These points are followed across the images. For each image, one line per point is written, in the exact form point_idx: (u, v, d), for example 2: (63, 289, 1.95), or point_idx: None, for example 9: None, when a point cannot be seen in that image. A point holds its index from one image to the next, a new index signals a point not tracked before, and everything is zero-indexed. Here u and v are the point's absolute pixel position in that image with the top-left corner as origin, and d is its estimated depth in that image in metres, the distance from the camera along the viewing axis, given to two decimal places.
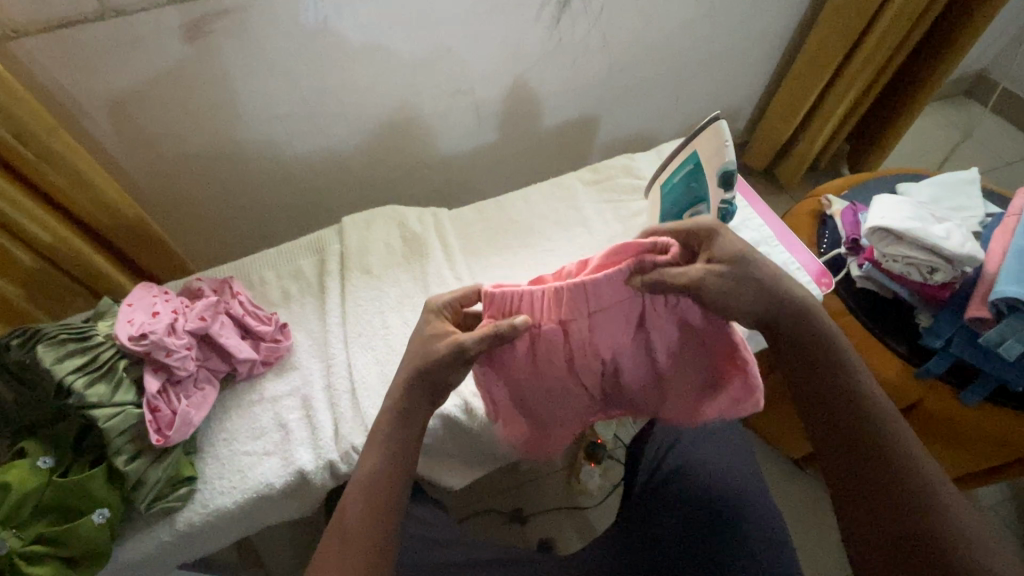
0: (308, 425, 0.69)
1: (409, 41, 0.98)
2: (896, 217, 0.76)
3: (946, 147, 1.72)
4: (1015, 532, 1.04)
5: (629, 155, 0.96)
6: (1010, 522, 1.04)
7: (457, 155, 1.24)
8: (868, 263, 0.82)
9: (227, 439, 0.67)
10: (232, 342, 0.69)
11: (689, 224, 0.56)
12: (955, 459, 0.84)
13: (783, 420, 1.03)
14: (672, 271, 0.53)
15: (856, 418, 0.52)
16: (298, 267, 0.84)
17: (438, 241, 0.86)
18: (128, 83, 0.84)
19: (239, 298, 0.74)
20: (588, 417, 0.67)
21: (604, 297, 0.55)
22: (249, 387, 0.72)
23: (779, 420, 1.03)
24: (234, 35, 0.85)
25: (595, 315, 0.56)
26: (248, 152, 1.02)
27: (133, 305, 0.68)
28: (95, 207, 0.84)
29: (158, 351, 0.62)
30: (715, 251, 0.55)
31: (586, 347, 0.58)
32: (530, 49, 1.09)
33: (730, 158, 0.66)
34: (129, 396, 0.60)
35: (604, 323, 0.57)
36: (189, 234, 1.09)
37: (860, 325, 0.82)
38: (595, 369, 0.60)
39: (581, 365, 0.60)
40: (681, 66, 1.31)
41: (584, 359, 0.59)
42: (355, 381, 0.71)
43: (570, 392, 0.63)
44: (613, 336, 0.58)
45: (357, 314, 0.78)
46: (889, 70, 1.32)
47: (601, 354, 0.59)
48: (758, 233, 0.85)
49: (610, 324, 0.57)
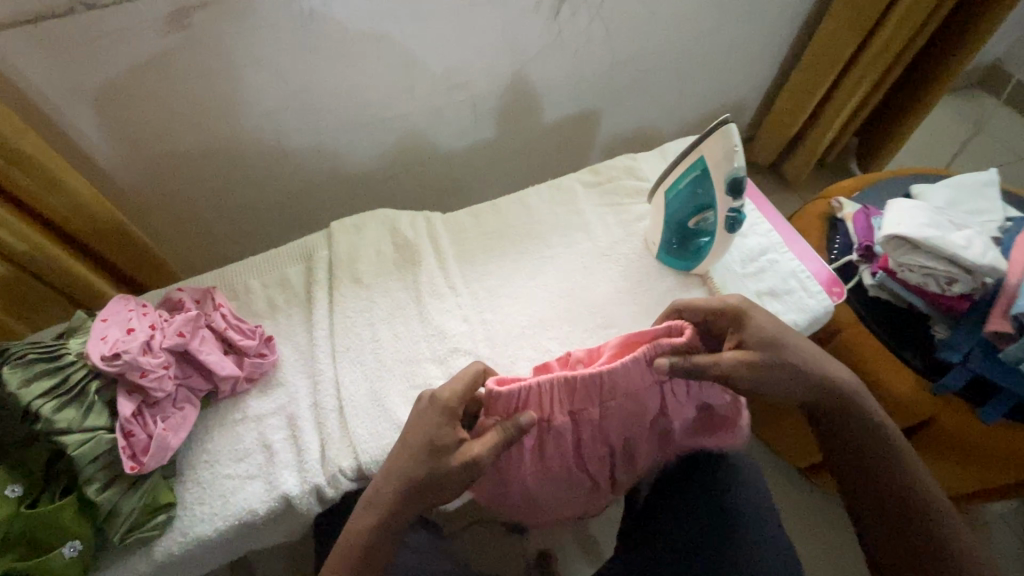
0: (293, 446, 0.66)
1: (403, 35, 0.93)
2: (913, 223, 0.72)
3: (957, 141, 1.67)
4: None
5: (632, 156, 0.92)
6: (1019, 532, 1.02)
7: (453, 152, 1.19)
8: (882, 271, 0.78)
9: (209, 462, 0.64)
10: (214, 359, 0.66)
11: (717, 305, 0.64)
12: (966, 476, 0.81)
13: (792, 431, 0.99)
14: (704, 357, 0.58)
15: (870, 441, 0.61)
16: (284, 276, 0.80)
17: (431, 248, 0.82)
18: (105, 81, 0.80)
19: (221, 310, 0.70)
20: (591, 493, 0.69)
21: (620, 384, 0.60)
22: (232, 405, 0.68)
23: (787, 429, 1.00)
24: (215, 29, 0.81)
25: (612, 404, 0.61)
26: (233, 152, 0.98)
27: (107, 320, 0.64)
28: (72, 213, 0.81)
29: (133, 371, 0.59)
30: (743, 336, 0.62)
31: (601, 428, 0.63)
32: (529, 41, 1.04)
33: (739, 164, 0.63)
34: (101, 420, 0.57)
35: (624, 404, 0.62)
36: (175, 235, 1.05)
37: (872, 336, 0.79)
38: (604, 452, 0.65)
39: (592, 444, 0.64)
40: (686, 59, 1.26)
41: (597, 441, 0.64)
42: (343, 399, 0.68)
43: (579, 473, 0.67)
44: (626, 417, 0.63)
45: (345, 326, 0.74)
46: (902, 63, 1.27)
47: (612, 437, 0.64)
48: (767, 240, 0.81)
49: (631, 406, 0.62)
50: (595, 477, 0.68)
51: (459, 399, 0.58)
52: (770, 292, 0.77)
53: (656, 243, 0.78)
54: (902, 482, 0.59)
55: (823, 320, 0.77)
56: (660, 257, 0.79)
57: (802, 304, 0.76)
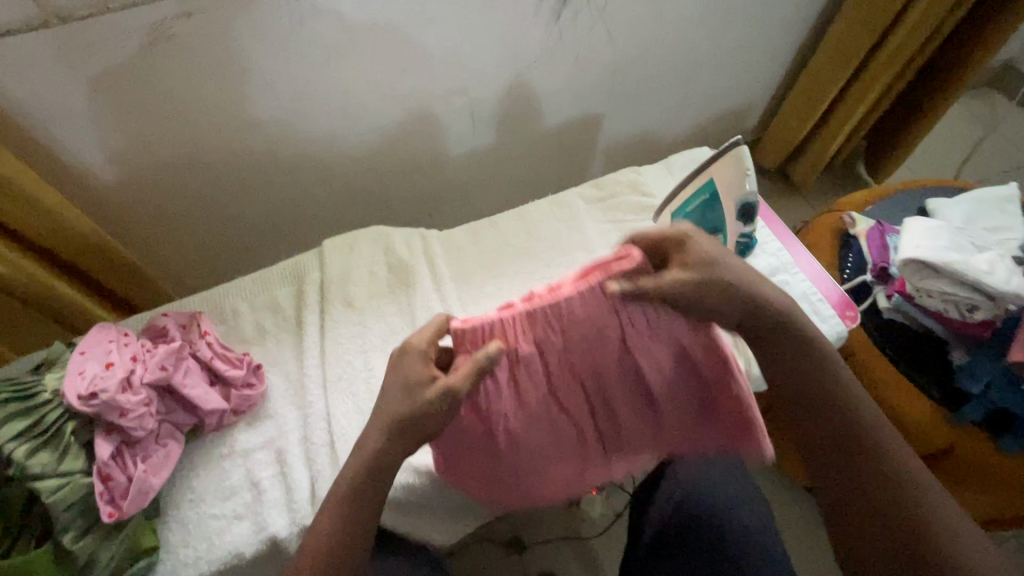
0: (282, 483, 0.63)
1: (398, 43, 0.89)
2: (933, 245, 0.69)
3: (969, 143, 1.63)
4: None
5: (636, 169, 0.88)
6: None
7: (452, 160, 1.16)
8: (898, 295, 0.75)
9: (193, 501, 0.62)
10: (198, 393, 0.62)
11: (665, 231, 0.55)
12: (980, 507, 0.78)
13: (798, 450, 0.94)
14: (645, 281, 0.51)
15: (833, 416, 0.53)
16: (274, 298, 0.77)
17: (427, 268, 0.79)
18: (84, 96, 0.76)
19: (207, 338, 0.67)
20: (580, 457, 0.60)
21: (580, 315, 0.52)
22: (219, 439, 0.65)
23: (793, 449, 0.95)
24: (199, 39, 0.76)
25: (569, 338, 0.52)
26: (223, 164, 0.94)
27: (85, 353, 0.61)
28: (53, 233, 0.78)
29: (111, 412, 0.56)
30: (684, 257, 0.53)
31: (568, 370, 0.54)
32: (529, 46, 1.00)
33: (751, 188, 0.61)
34: (78, 463, 0.54)
35: (582, 342, 0.52)
36: (163, 250, 1.02)
37: (885, 362, 0.76)
38: (580, 399, 0.56)
39: (567, 389, 0.55)
40: (692, 63, 1.21)
41: (565, 387, 0.55)
42: (334, 433, 0.65)
43: (562, 428, 0.57)
44: (595, 356, 0.53)
45: (337, 354, 0.71)
46: (916, 65, 1.23)
47: (585, 378, 0.55)
48: (777, 260, 0.77)
49: (592, 342, 0.52)
50: (584, 431, 0.58)
51: (434, 344, 0.53)
52: None
53: None
54: (868, 460, 0.51)
55: (835, 346, 0.74)
56: None
57: None
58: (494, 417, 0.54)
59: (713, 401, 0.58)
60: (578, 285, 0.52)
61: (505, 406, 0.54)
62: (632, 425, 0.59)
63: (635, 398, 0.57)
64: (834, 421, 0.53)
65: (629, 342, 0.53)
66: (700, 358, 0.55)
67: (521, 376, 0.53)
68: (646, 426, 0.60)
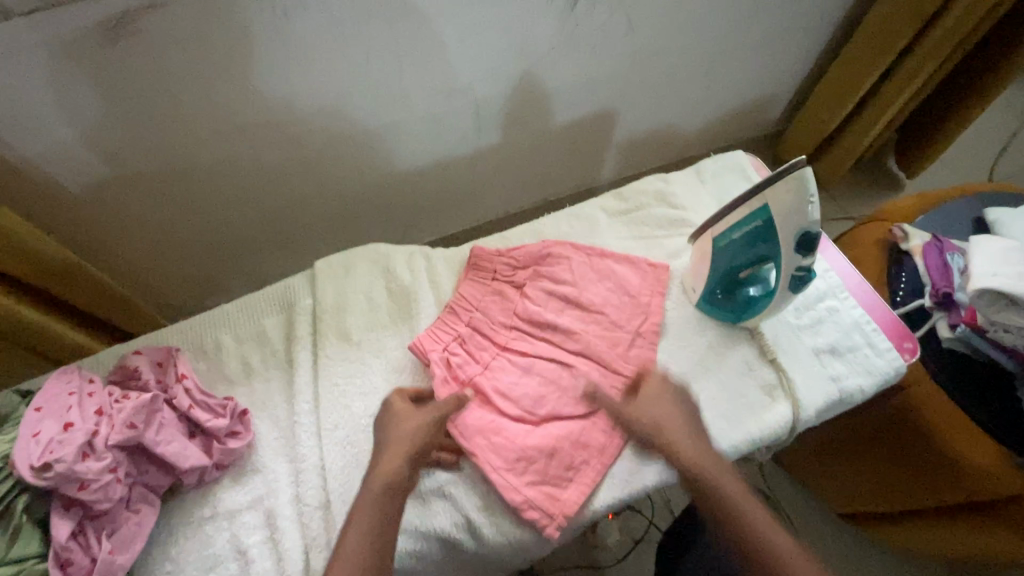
0: (272, 551, 0.56)
1: (394, 35, 0.78)
2: (1011, 273, 0.60)
3: (1005, 134, 1.52)
4: None
5: (662, 176, 0.79)
6: None
7: (455, 160, 1.06)
8: (964, 326, 0.67)
9: (172, 572, 0.55)
10: (174, 451, 0.55)
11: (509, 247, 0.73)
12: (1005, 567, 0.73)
13: (848, 476, 0.84)
14: (514, 250, 0.70)
15: (729, 514, 0.52)
16: (261, 330, 0.69)
17: (431, 293, 0.70)
18: (37, 102, 0.66)
19: (184, 383, 0.59)
20: (577, 384, 0.62)
21: (481, 296, 0.68)
22: (201, 498, 0.58)
23: (845, 474, 0.84)
24: (167, 36, 0.66)
25: (487, 302, 0.68)
26: (203, 172, 0.85)
27: (42, 410, 0.52)
28: (11, 257, 0.69)
29: (69, 484, 0.48)
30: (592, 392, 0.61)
31: (508, 323, 0.66)
32: (541, 37, 0.89)
33: (813, 217, 0.52)
34: (31, 546, 0.47)
35: (492, 303, 0.68)
36: (141, 264, 0.94)
37: (946, 400, 0.68)
38: (532, 334, 0.66)
39: (519, 337, 0.66)
40: (716, 52, 1.11)
41: (502, 335, 0.66)
42: (330, 491, 0.57)
43: (540, 368, 0.63)
44: (524, 303, 0.67)
45: (332, 398, 0.63)
46: (962, 52, 1.12)
47: (518, 322, 0.66)
48: (824, 282, 0.69)
49: (500, 301, 0.68)
50: (563, 357, 0.64)
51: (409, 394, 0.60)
52: (830, 350, 0.66)
53: (696, 289, 0.67)
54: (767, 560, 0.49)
55: (890, 383, 0.66)
56: (701, 305, 0.67)
57: (867, 364, 0.65)
58: (474, 379, 0.63)
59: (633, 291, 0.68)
60: (467, 284, 0.69)
61: (473, 368, 0.64)
62: (604, 348, 0.64)
63: (574, 321, 0.66)
64: (731, 519, 0.52)
65: (536, 296, 0.67)
66: (593, 264, 0.70)
67: (480, 344, 0.65)
68: (608, 337, 0.65)
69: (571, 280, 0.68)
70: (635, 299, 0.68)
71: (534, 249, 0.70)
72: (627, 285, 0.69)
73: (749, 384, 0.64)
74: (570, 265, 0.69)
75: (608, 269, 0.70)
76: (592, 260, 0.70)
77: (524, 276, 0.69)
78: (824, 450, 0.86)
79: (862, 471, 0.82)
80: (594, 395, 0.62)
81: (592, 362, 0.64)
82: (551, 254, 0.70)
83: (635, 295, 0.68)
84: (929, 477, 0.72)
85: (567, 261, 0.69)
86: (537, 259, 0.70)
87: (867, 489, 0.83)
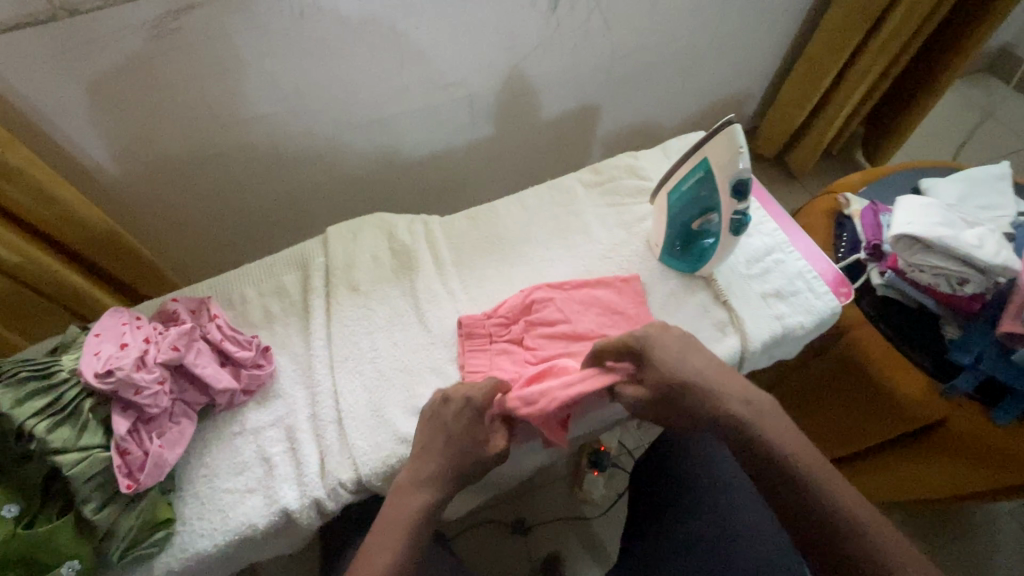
0: (292, 458, 0.65)
1: (396, 35, 0.89)
2: (922, 221, 0.71)
3: (966, 127, 1.64)
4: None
5: (633, 154, 0.90)
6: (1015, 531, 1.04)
7: (451, 151, 1.17)
8: (890, 271, 0.78)
9: (208, 476, 0.64)
10: (210, 373, 0.64)
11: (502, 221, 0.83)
12: (946, 486, 0.82)
13: (812, 421, 0.93)
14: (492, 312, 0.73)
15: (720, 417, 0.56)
16: (281, 284, 0.79)
17: (429, 253, 0.81)
18: (89, 88, 0.77)
19: (217, 321, 0.68)
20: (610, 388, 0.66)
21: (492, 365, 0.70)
22: (230, 418, 0.68)
23: (807, 421, 0.94)
24: (203, 33, 0.77)
25: (498, 363, 0.70)
26: (229, 157, 0.96)
27: (100, 335, 0.62)
28: (64, 223, 0.79)
29: (126, 389, 0.57)
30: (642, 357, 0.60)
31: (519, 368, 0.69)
32: (528, 36, 1.01)
33: (744, 166, 0.63)
34: (96, 438, 0.56)
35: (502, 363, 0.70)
36: (169, 242, 1.05)
37: (881, 338, 0.79)
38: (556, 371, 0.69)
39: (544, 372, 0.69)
40: (688, 53, 1.23)
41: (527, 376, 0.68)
42: (342, 410, 0.67)
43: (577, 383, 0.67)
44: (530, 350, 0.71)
45: (343, 336, 0.73)
46: (910, 49, 1.23)
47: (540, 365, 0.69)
48: (770, 238, 0.79)
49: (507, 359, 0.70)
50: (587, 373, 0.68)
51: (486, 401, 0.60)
52: (776, 293, 0.75)
53: (658, 245, 0.78)
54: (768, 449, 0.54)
55: (831, 322, 0.76)
56: (663, 259, 0.78)
57: (809, 306, 0.74)
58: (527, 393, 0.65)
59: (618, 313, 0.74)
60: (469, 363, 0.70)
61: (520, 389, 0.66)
62: None
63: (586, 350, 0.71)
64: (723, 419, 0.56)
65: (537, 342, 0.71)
66: (577, 295, 0.75)
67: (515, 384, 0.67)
68: None
69: (567, 313, 0.73)
70: (622, 316, 0.74)
71: (513, 303, 0.74)
72: (612, 306, 0.74)
73: (704, 321, 0.74)
74: (559, 303, 0.73)
75: (589, 297, 0.75)
76: (573, 292, 0.75)
77: (517, 330, 0.72)
78: (792, 401, 0.96)
79: (822, 416, 0.91)
80: None
81: None
82: (535, 301, 0.73)
83: (621, 314, 0.74)
84: (871, 410, 0.82)
85: (552, 302, 0.73)
86: (523, 311, 0.73)
87: (831, 431, 0.91)
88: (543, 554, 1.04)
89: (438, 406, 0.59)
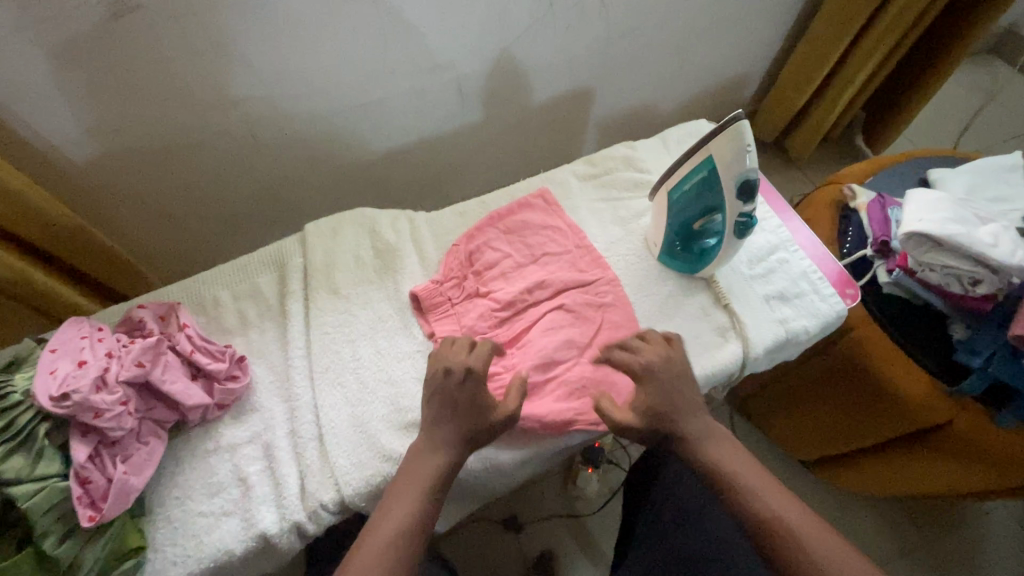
0: (270, 478, 0.62)
1: (379, 15, 0.82)
2: (934, 217, 0.69)
3: (970, 111, 1.59)
4: (1003, 546, 1.06)
5: (630, 144, 0.86)
6: (997, 535, 1.07)
7: (438, 137, 1.11)
8: (898, 270, 0.77)
9: (181, 498, 0.60)
10: (179, 388, 0.59)
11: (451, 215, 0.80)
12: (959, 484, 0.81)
13: (822, 417, 0.91)
14: (442, 272, 0.73)
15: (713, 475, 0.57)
16: (256, 287, 0.74)
17: (414, 252, 0.77)
18: (42, 74, 0.69)
19: (186, 331, 0.63)
20: (573, 282, 0.71)
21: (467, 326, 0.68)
22: (204, 434, 0.64)
23: (812, 418, 0.93)
24: (163, 13, 0.70)
25: (466, 321, 0.69)
26: (200, 145, 0.89)
27: (56, 351, 0.56)
28: (29, 222, 0.73)
29: (86, 413, 0.53)
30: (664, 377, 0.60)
31: (487, 325, 0.68)
32: (520, 13, 0.93)
33: (751, 165, 0.60)
34: (53, 466, 0.52)
35: (467, 321, 0.69)
36: (139, 236, 0.98)
37: (890, 342, 0.78)
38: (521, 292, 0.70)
39: (512, 313, 0.69)
40: (689, 33, 1.16)
41: (495, 323, 0.69)
42: (322, 426, 0.63)
43: (550, 316, 0.68)
44: (492, 297, 0.70)
45: (324, 344, 0.69)
46: (918, 29, 1.17)
47: (516, 323, 0.69)
48: (775, 236, 0.76)
49: (469, 316, 0.69)
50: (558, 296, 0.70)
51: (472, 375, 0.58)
52: (779, 296, 0.73)
53: (658, 244, 0.74)
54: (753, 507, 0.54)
55: (835, 324, 0.74)
56: (662, 258, 0.74)
57: (813, 308, 0.72)
58: (503, 332, 0.68)
59: (558, 238, 0.75)
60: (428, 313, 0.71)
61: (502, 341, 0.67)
62: (569, 272, 0.72)
63: (544, 286, 0.70)
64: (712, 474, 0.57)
65: (497, 291, 0.71)
66: (509, 224, 0.76)
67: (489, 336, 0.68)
68: (572, 276, 0.72)
69: (502, 247, 0.74)
70: (565, 249, 0.74)
71: (461, 246, 0.75)
72: (552, 230, 0.76)
73: (704, 326, 0.71)
74: (497, 243, 0.75)
75: (516, 223, 0.76)
76: (505, 213, 0.77)
77: (472, 281, 0.72)
78: (795, 397, 0.94)
79: (828, 414, 0.90)
80: (581, 267, 0.73)
81: (567, 277, 0.71)
82: (474, 251, 0.74)
83: (568, 246, 0.74)
84: (882, 413, 0.81)
85: (488, 247, 0.74)
86: (466, 260, 0.74)
87: (840, 429, 0.89)
88: (536, 553, 1.03)
89: (442, 377, 0.58)
